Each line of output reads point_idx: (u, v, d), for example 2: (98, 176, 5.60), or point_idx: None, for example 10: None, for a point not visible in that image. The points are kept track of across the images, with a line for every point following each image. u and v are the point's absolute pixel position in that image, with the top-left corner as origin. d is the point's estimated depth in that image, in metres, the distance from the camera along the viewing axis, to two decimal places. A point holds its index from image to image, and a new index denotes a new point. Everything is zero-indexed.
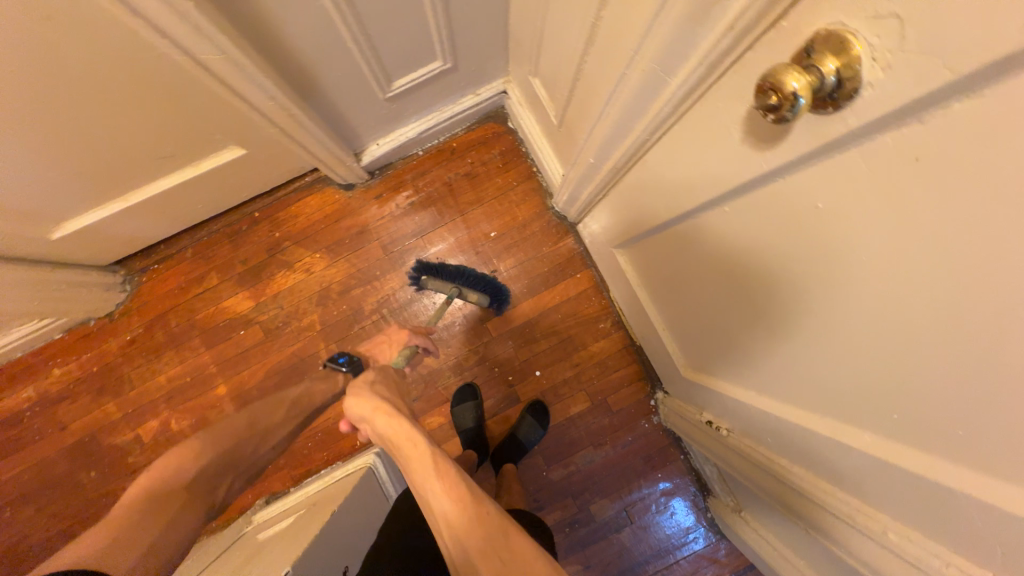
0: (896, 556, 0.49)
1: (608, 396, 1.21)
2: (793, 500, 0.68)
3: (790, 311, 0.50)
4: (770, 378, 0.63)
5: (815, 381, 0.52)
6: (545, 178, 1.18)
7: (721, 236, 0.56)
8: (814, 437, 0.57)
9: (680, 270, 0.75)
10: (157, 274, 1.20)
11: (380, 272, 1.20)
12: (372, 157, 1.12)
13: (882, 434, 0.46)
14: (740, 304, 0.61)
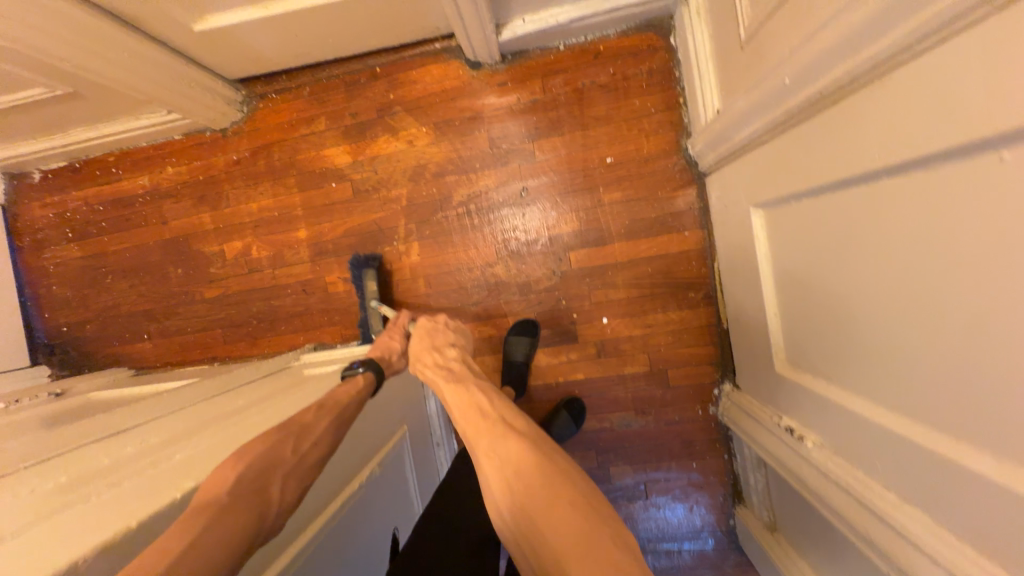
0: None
1: (669, 368, 1.11)
2: (883, 542, 0.58)
3: (1023, 319, 0.38)
4: (915, 399, 0.51)
5: (1010, 414, 0.40)
6: (690, 113, 1.02)
7: (950, 196, 0.42)
8: (964, 477, 0.45)
9: (834, 245, 0.61)
10: (272, 103, 1.21)
11: (479, 166, 1.13)
12: (512, 35, 1.01)
13: None
14: (922, 296, 0.47)
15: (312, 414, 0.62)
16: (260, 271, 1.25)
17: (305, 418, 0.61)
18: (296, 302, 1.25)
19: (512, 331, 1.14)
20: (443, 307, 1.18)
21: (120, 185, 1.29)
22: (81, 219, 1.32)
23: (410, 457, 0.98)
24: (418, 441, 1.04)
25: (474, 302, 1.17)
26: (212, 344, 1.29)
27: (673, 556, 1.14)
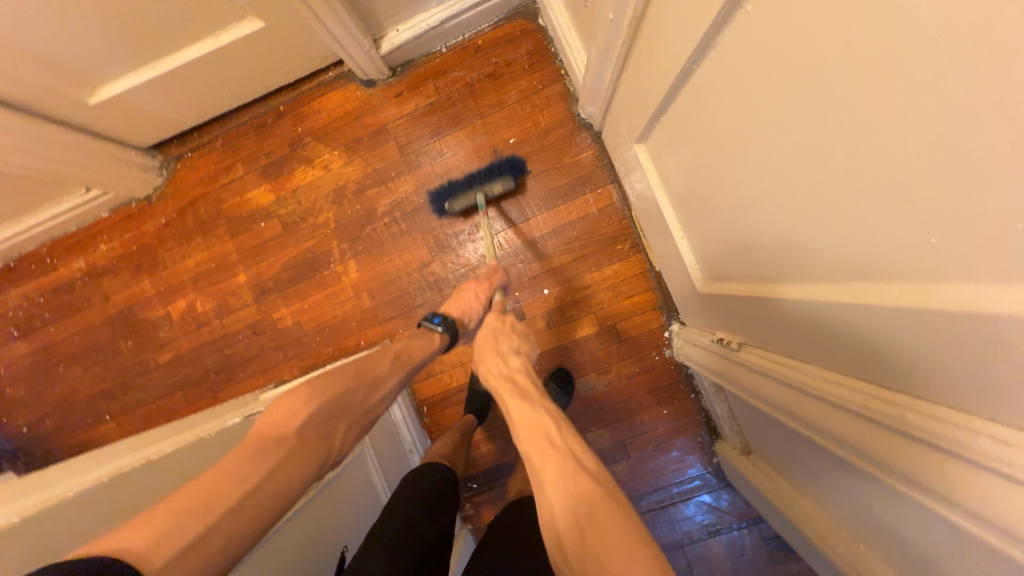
0: (921, 440, 0.40)
1: (617, 323, 1.13)
2: (791, 401, 0.62)
3: (802, 141, 0.43)
4: (792, 256, 0.53)
5: (822, 229, 0.46)
6: (572, 81, 1.09)
7: (733, 61, 0.49)
8: (844, 310, 0.46)
9: (692, 146, 0.67)
10: (189, 161, 1.25)
11: (395, 174, 1.18)
12: (392, 46, 1.08)
13: (888, 275, 0.39)
14: (750, 160, 0.53)
15: (385, 364, 0.72)
16: (208, 324, 1.26)
17: (379, 368, 0.71)
18: (250, 346, 1.25)
19: None
20: (392, 316, 1.20)
21: (57, 273, 1.31)
22: (23, 316, 1.32)
23: (385, 488, 0.97)
24: (391, 463, 1.03)
25: (420, 304, 1.19)
26: (175, 408, 1.28)
27: (671, 510, 1.13)
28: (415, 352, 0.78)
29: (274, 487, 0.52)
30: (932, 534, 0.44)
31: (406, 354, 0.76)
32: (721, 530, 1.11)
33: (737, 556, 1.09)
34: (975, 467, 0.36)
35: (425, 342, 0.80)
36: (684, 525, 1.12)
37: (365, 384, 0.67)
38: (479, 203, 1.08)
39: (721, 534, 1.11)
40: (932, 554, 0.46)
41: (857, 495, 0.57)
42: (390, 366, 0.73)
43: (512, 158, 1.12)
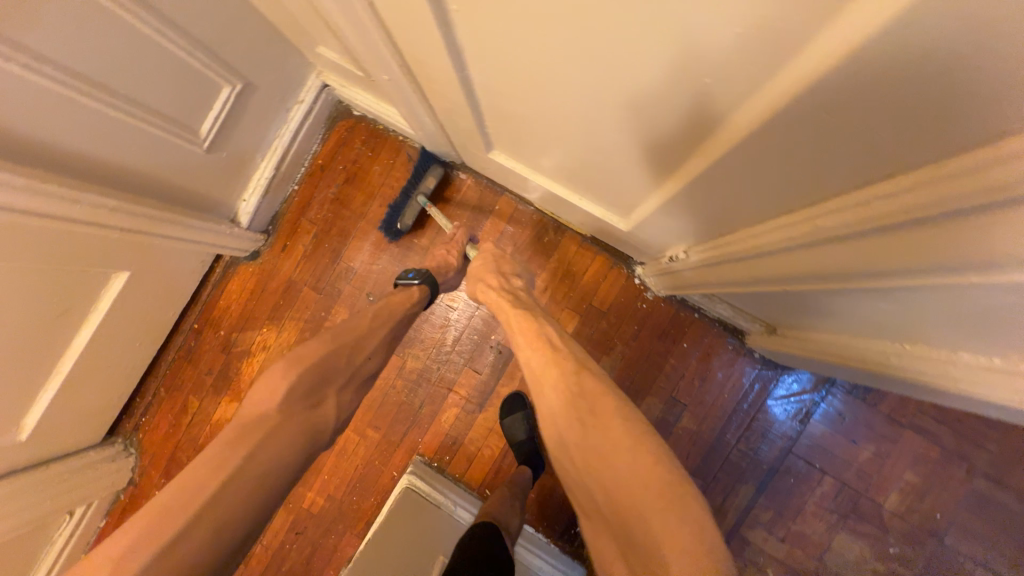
0: (863, 227, 0.41)
1: (592, 301, 1.12)
2: (761, 271, 0.60)
3: (587, 62, 0.45)
4: (660, 150, 0.54)
5: (662, 111, 0.47)
6: (414, 140, 1.13)
7: (489, 46, 0.51)
8: (727, 163, 0.48)
9: (523, 127, 0.69)
10: (148, 425, 1.23)
11: (326, 311, 1.18)
12: (249, 214, 1.10)
13: (737, 103, 0.40)
14: (569, 104, 0.55)
15: (370, 321, 0.87)
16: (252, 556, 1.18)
17: (363, 328, 0.85)
18: (301, 549, 1.17)
19: (502, 414, 1.13)
20: (404, 431, 1.17)
21: None
22: None
23: None
24: None
25: (420, 403, 1.17)
26: None
27: (756, 425, 1.08)
28: (398, 303, 0.93)
29: (272, 465, 0.65)
30: (935, 296, 0.43)
31: (386, 309, 0.90)
32: (810, 411, 1.07)
33: (838, 423, 1.06)
34: (936, 222, 0.35)
35: (405, 295, 0.95)
36: (777, 431, 1.08)
37: (348, 353, 0.80)
38: (424, 205, 1.09)
39: (813, 415, 1.07)
40: (945, 311, 0.46)
41: (863, 304, 0.57)
42: (373, 324, 0.87)
43: (425, 151, 1.10)
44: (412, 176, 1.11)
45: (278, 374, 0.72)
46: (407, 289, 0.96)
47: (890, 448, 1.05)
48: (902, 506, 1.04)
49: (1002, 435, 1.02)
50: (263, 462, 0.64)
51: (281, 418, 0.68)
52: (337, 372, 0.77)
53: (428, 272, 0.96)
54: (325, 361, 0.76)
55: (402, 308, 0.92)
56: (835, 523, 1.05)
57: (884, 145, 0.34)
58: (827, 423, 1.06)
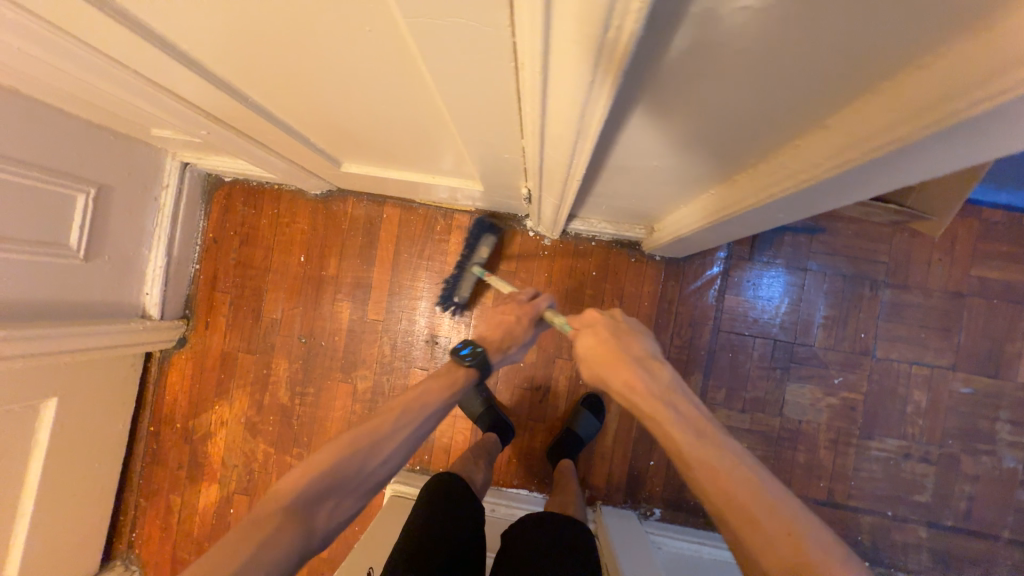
0: (539, 117, 0.47)
1: (499, 266, 1.18)
2: (564, 179, 0.67)
3: (305, 64, 0.52)
4: (422, 113, 0.62)
5: (385, 85, 0.54)
6: (287, 184, 1.19)
7: (242, 71, 0.58)
8: (457, 108, 0.55)
9: (337, 127, 0.76)
10: (139, 539, 1.24)
11: (267, 367, 1.21)
12: (158, 305, 1.14)
13: (410, 68, 0.48)
14: (337, 99, 0.62)
15: (400, 422, 0.71)
16: None
17: (384, 431, 0.69)
18: None
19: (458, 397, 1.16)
20: None
21: None
22: None
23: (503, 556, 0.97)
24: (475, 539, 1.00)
25: None
26: None
27: (682, 319, 1.16)
28: (444, 386, 0.77)
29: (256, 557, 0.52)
30: (647, 128, 0.51)
31: (421, 399, 0.74)
32: (723, 288, 1.15)
33: (749, 288, 1.14)
34: (925, 83, 0.32)
35: (452, 372, 0.79)
36: (702, 316, 1.15)
37: (364, 454, 0.66)
38: (479, 275, 1.06)
39: (726, 290, 1.15)
40: (672, 140, 0.53)
41: (645, 169, 0.64)
42: (399, 425, 0.70)
43: (479, 221, 1.10)
44: (466, 248, 1.11)
45: (289, 477, 0.62)
46: (455, 368, 0.81)
47: (800, 294, 1.13)
48: (831, 339, 1.12)
49: (887, 245, 1.11)
50: (255, 560, 0.52)
51: (277, 530, 0.55)
52: (347, 485, 0.63)
53: (484, 353, 0.80)
54: (338, 467, 0.63)
55: (437, 398, 0.75)
56: (781, 377, 1.13)
57: (485, 54, 0.40)
58: (740, 293, 1.14)
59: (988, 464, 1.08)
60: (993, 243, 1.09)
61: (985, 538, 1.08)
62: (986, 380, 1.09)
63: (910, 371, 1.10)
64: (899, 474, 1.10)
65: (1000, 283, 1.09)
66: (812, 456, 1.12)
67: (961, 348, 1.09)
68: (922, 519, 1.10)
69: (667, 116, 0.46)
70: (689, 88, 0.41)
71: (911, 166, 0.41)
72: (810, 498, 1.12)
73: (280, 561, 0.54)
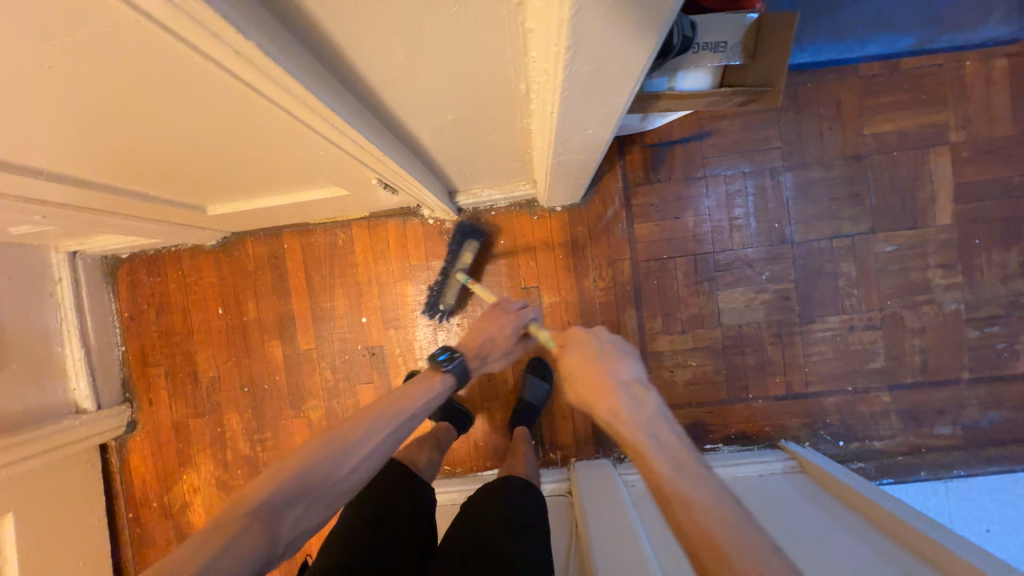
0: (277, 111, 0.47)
1: (410, 261, 1.18)
2: (396, 163, 0.67)
3: (88, 137, 0.52)
4: (233, 147, 0.62)
5: (174, 133, 0.54)
6: (181, 243, 1.18)
7: (47, 160, 0.59)
8: (247, 130, 0.55)
9: (183, 179, 0.76)
10: None
11: (221, 425, 1.22)
12: (92, 397, 1.14)
13: (172, 113, 0.48)
14: (158, 157, 0.63)
15: (377, 423, 0.67)
16: None
17: (352, 434, 0.64)
18: None
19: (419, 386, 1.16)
20: None
21: None
22: None
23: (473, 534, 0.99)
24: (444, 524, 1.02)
25: None
26: None
27: (601, 260, 1.15)
28: (421, 392, 0.75)
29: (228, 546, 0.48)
30: (399, 87, 0.50)
31: (398, 403, 0.71)
32: (631, 217, 1.13)
33: (655, 212, 1.13)
34: None
35: (431, 377, 0.79)
36: (619, 253, 1.14)
37: (339, 457, 0.62)
38: (465, 280, 1.05)
39: (635, 220, 1.13)
40: (434, 92, 0.53)
41: (452, 126, 0.64)
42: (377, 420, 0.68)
43: (462, 224, 1.09)
44: (450, 251, 1.09)
45: (257, 484, 0.57)
46: (432, 372, 0.81)
47: (706, 202, 1.12)
48: (747, 237, 1.11)
49: (776, 129, 1.09)
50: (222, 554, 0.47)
51: (247, 526, 0.51)
52: (321, 483, 0.59)
53: (462, 360, 0.81)
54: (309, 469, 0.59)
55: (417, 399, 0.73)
56: (711, 287, 1.12)
57: (175, 71, 0.40)
58: (649, 219, 1.13)
59: (931, 314, 1.07)
60: (878, 96, 1.07)
61: (947, 385, 1.08)
62: (908, 233, 1.07)
63: (832, 246, 1.09)
64: (849, 348, 1.10)
65: (895, 133, 1.07)
66: (762, 355, 1.12)
67: (875, 209, 1.08)
68: (882, 385, 1.09)
69: (400, 70, 0.46)
70: (381, 37, 0.40)
71: (625, 47, 0.40)
72: (771, 395, 1.12)
73: (255, 552, 0.49)
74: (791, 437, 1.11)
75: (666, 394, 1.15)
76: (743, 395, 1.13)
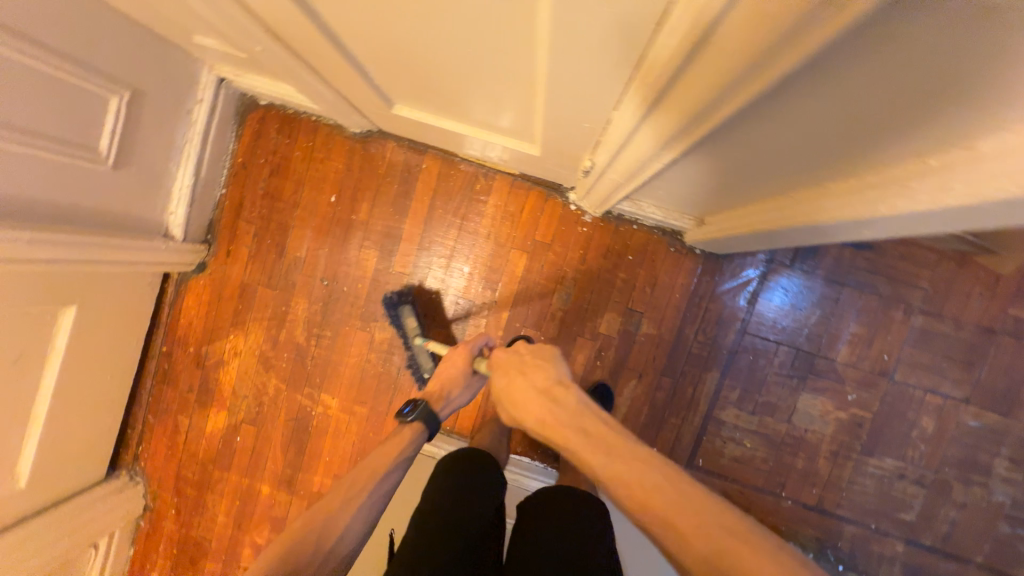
0: (659, 83, 0.44)
1: (535, 236, 1.15)
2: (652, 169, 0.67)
3: (430, 13, 0.50)
4: (526, 77, 0.60)
5: (507, 45, 0.52)
6: (326, 116, 1.13)
7: (352, 11, 0.56)
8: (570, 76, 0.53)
9: (420, 77, 0.73)
10: (147, 451, 1.27)
11: (287, 305, 1.20)
12: (181, 226, 1.10)
13: (544, 35, 0.47)
14: (445, 52, 0.60)
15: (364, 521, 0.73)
16: None
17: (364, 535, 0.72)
18: None
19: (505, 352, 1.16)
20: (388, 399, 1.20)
21: None
22: None
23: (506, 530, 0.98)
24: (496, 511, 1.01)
25: (397, 370, 1.19)
26: None
27: (710, 316, 1.15)
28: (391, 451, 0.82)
29: None
30: (759, 122, 0.47)
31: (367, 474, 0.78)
32: (757, 291, 1.14)
33: (783, 296, 1.13)
34: None
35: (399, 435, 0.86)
36: (729, 317, 1.15)
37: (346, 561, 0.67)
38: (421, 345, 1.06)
39: (762, 294, 1.13)
40: (780, 138, 0.50)
41: (733, 159, 0.61)
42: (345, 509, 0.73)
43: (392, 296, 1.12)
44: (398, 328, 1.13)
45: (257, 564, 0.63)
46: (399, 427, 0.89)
47: (833, 307, 1.12)
48: (853, 356, 1.13)
49: (930, 272, 1.09)
50: None
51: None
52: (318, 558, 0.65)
53: (425, 404, 0.89)
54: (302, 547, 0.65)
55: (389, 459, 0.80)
56: (797, 385, 1.14)
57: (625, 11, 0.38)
58: (773, 298, 1.13)
59: (977, 495, 1.12)
60: None
61: (958, 560, 1.13)
62: (996, 417, 1.10)
63: (924, 398, 1.12)
64: (890, 492, 1.14)
65: None
66: (811, 464, 1.15)
67: (979, 383, 1.10)
68: (902, 535, 1.14)
69: (794, 113, 0.43)
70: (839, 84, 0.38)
71: None
72: (800, 501, 1.16)
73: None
74: (801, 544, 1.16)
75: (708, 458, 1.17)
76: (777, 490, 1.17)
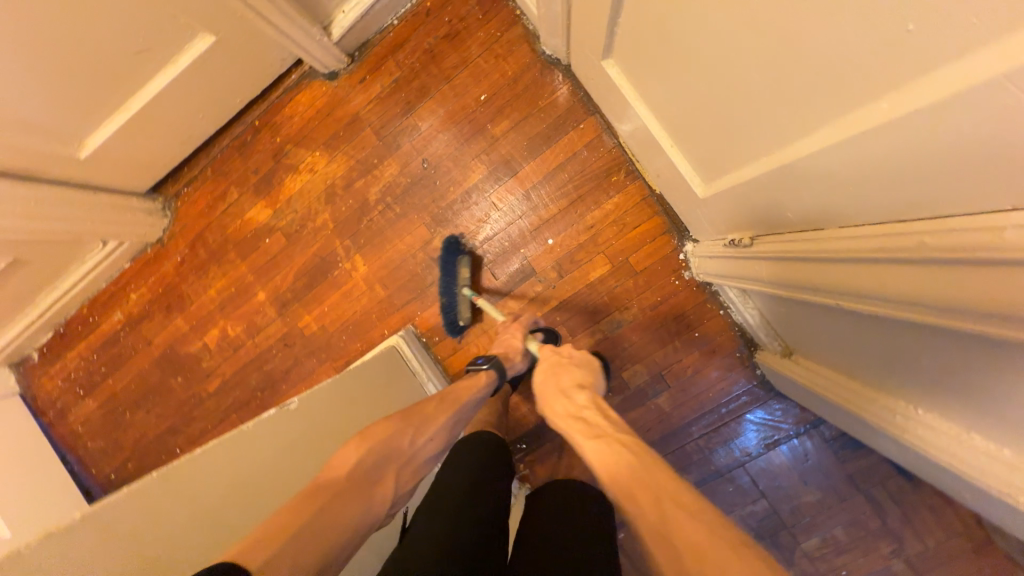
0: (931, 234, 0.38)
1: (630, 255, 1.10)
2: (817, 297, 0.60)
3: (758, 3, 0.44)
4: (774, 127, 0.54)
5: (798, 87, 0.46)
6: (530, 19, 1.08)
7: None
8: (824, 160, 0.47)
9: (664, 51, 0.67)
10: (188, 197, 1.29)
11: (378, 160, 1.17)
12: (342, 29, 1.09)
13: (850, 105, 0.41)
14: (724, 48, 0.53)
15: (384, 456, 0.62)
16: (244, 346, 1.27)
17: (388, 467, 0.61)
18: (285, 359, 1.25)
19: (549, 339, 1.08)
20: (408, 299, 1.19)
21: (100, 329, 1.35)
22: (83, 374, 1.35)
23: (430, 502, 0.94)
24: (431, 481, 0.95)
25: (432, 282, 1.18)
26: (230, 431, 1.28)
27: (723, 430, 1.11)
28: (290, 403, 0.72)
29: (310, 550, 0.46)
30: (992, 348, 0.40)
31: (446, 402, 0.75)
32: (779, 440, 1.09)
33: (798, 462, 1.09)
34: None
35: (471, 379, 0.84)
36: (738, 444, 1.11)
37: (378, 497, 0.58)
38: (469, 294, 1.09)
39: (781, 446, 1.09)
40: (984, 373, 0.44)
41: (906, 345, 0.54)
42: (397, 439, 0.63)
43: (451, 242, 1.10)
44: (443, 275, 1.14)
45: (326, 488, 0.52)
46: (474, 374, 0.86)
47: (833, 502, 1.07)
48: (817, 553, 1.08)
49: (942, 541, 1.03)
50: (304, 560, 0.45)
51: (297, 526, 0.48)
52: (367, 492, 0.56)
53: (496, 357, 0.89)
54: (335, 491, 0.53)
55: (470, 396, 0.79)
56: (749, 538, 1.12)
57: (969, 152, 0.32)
58: (788, 456, 1.09)
59: None
60: None
61: None
62: None
63: None
64: None
65: None
66: None
67: None
68: None
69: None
70: None
71: None
72: None
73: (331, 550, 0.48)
74: None
75: None
76: None
